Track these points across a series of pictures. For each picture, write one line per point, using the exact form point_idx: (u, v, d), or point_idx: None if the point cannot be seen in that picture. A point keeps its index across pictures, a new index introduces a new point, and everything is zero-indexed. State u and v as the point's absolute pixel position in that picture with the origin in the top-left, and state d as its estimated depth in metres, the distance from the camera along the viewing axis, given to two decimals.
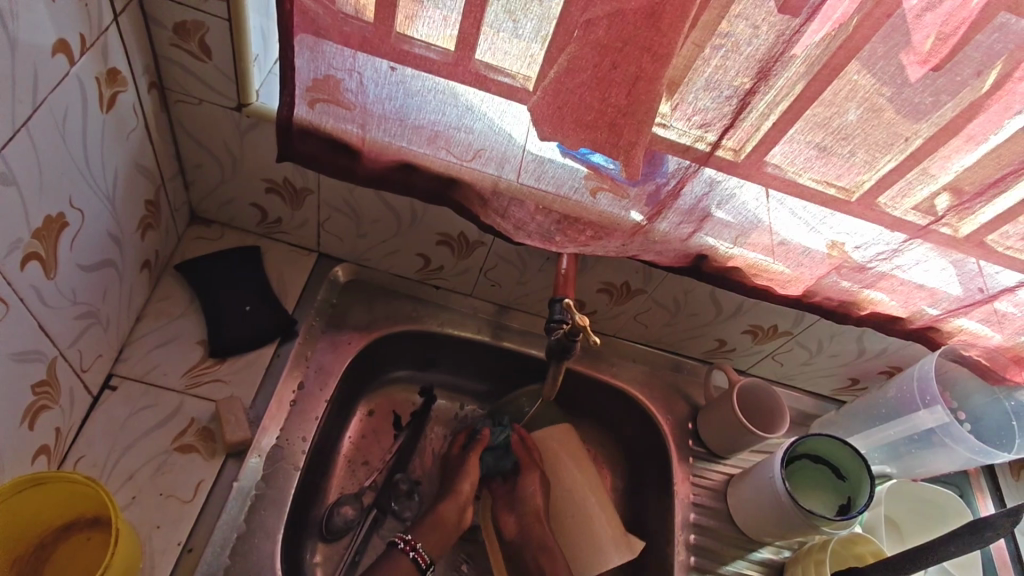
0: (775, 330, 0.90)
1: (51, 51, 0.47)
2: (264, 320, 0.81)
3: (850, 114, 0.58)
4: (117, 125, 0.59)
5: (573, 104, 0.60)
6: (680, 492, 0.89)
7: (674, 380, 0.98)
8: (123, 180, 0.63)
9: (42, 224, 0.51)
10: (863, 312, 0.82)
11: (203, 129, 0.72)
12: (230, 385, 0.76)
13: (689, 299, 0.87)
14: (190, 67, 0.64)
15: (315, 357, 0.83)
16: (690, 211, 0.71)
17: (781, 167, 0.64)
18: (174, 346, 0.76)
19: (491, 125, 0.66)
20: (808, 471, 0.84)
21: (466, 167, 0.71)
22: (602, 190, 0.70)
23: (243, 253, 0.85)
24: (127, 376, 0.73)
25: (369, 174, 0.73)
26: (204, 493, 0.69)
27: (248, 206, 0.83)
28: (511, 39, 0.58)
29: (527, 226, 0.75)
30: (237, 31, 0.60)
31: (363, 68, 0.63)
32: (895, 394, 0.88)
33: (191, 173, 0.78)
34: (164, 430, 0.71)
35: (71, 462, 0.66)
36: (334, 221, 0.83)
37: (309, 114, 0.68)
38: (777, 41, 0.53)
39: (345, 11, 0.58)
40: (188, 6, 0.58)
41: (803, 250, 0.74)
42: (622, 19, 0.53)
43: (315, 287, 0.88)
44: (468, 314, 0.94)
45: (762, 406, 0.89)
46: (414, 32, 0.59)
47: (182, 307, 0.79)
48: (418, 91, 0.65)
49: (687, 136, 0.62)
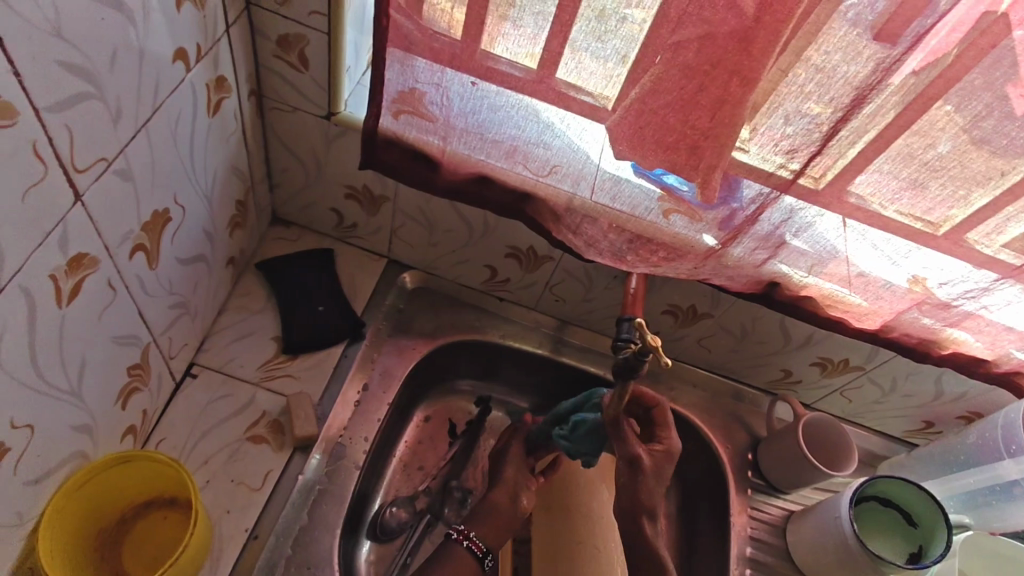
0: (846, 364, 0.87)
1: (172, 58, 0.50)
2: (335, 321, 0.84)
3: (941, 145, 0.57)
4: (219, 128, 0.63)
5: (655, 125, 0.61)
6: (737, 524, 0.86)
7: (735, 409, 0.96)
8: (219, 178, 0.67)
9: (150, 218, 0.54)
10: (944, 351, 0.79)
11: (293, 135, 0.75)
12: (301, 381, 0.79)
13: (757, 327, 0.85)
14: (288, 76, 0.68)
15: (380, 360, 0.85)
16: (766, 237, 0.70)
17: (865, 197, 0.63)
18: (251, 340, 0.80)
19: (569, 143, 0.67)
20: (877, 514, 0.80)
21: (542, 183, 0.72)
22: (674, 212, 0.70)
23: (319, 255, 0.89)
24: (207, 365, 0.76)
25: (447, 185, 0.75)
26: (272, 483, 0.71)
27: (327, 210, 0.86)
28: (595, 59, 0.59)
29: (599, 244, 0.75)
30: (334, 44, 0.63)
31: (449, 83, 0.65)
32: (973, 442, 0.83)
33: (278, 176, 0.82)
34: (239, 420, 0.74)
35: (153, 443, 0.70)
36: (407, 228, 0.86)
37: (393, 124, 0.71)
38: (875, 69, 0.52)
39: (435, 28, 0.61)
40: (292, 19, 0.62)
41: (883, 283, 0.72)
42: (711, 43, 0.53)
43: (384, 292, 0.90)
44: (530, 327, 0.95)
45: (828, 442, 0.86)
46: (499, 50, 0.61)
47: (260, 303, 0.83)
48: (500, 107, 0.66)
49: (769, 161, 0.61)
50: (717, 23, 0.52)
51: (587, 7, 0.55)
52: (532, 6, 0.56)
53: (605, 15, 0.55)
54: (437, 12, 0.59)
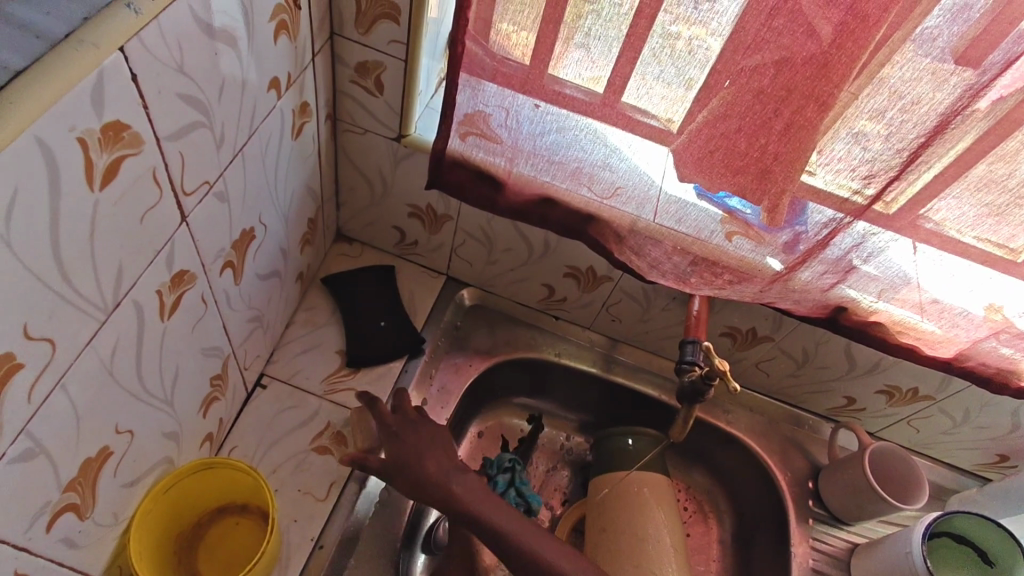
0: (915, 393, 0.84)
1: (267, 87, 0.53)
2: (396, 336, 0.86)
3: (1021, 170, 0.55)
4: (300, 151, 0.66)
5: (725, 150, 0.61)
6: (798, 554, 0.84)
7: (794, 434, 0.94)
8: (297, 198, 0.70)
9: (239, 236, 0.57)
10: (1023, 383, 0.75)
11: (363, 156, 0.78)
12: (363, 395, 0.81)
13: (819, 351, 0.84)
14: (361, 101, 0.71)
15: (438, 376, 0.87)
16: (836, 262, 0.69)
17: (942, 223, 0.61)
18: (316, 353, 0.83)
19: (634, 166, 0.68)
20: (951, 551, 0.77)
21: (605, 205, 0.73)
22: (737, 234, 0.69)
23: (381, 271, 0.91)
24: (276, 376, 0.79)
25: (510, 205, 0.76)
26: (336, 494, 0.73)
27: (390, 227, 0.89)
28: (659, 82, 0.59)
29: (662, 266, 0.75)
30: (411, 70, 0.65)
31: (519, 107, 0.67)
32: None
33: (345, 195, 0.85)
34: (305, 430, 0.76)
35: (226, 450, 0.73)
36: (466, 247, 0.87)
37: (461, 146, 0.73)
38: (963, 95, 0.51)
39: (505, 54, 0.62)
40: (369, 47, 0.64)
41: (959, 311, 0.69)
42: (788, 68, 0.53)
43: (442, 308, 0.92)
44: (584, 346, 0.95)
45: (896, 474, 0.83)
46: (565, 75, 0.62)
47: (324, 317, 0.86)
48: (566, 131, 0.67)
49: (841, 186, 0.61)
50: (796, 49, 0.52)
51: (656, 32, 0.55)
52: (598, 31, 0.57)
53: (673, 39, 0.55)
54: (506, 40, 0.61)
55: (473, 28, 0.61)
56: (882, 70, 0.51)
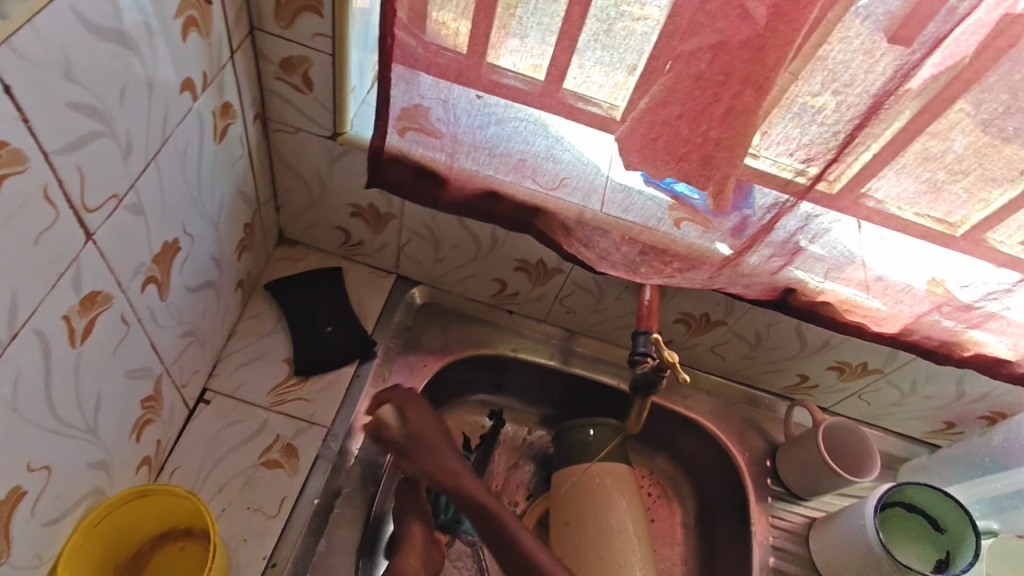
0: (864, 368, 0.86)
1: (180, 89, 0.50)
2: (345, 340, 0.83)
3: (956, 145, 0.56)
4: (227, 154, 0.62)
5: (667, 137, 0.60)
6: (759, 533, 0.85)
7: (751, 415, 0.95)
8: (227, 204, 0.66)
9: (160, 248, 0.54)
10: (965, 353, 0.77)
11: (297, 156, 0.75)
12: (313, 404, 0.78)
13: (772, 333, 0.84)
14: (290, 98, 0.67)
15: (391, 378, 0.85)
16: (782, 244, 0.69)
17: (883, 201, 0.62)
18: (261, 363, 0.79)
19: (578, 155, 0.66)
20: (902, 519, 0.79)
21: (551, 196, 0.71)
22: (684, 221, 0.69)
23: (327, 273, 0.88)
24: (219, 390, 0.76)
25: (454, 200, 0.74)
26: (288, 509, 0.70)
27: (332, 228, 0.86)
28: (601, 68, 0.58)
29: (611, 256, 0.74)
30: (341, 65, 0.62)
31: (456, 99, 0.64)
32: (998, 445, 0.83)
33: (284, 197, 0.81)
34: (251, 445, 0.73)
35: (167, 474, 0.69)
36: (413, 244, 0.85)
37: (400, 142, 0.70)
38: (895, 74, 0.50)
39: (439, 43, 0.60)
40: (295, 42, 0.61)
41: (903, 287, 0.70)
42: (725, 51, 0.52)
43: (393, 309, 0.89)
44: (540, 339, 0.94)
45: (850, 447, 0.85)
46: (503, 63, 0.60)
47: (269, 324, 0.82)
48: (507, 122, 0.65)
49: (785, 168, 0.60)
50: (732, 32, 0.51)
51: (594, 15, 0.53)
52: (535, 17, 0.55)
53: (610, 22, 0.54)
54: (438, 29, 0.58)
55: (405, 17, 0.58)
56: (820, 51, 0.51)
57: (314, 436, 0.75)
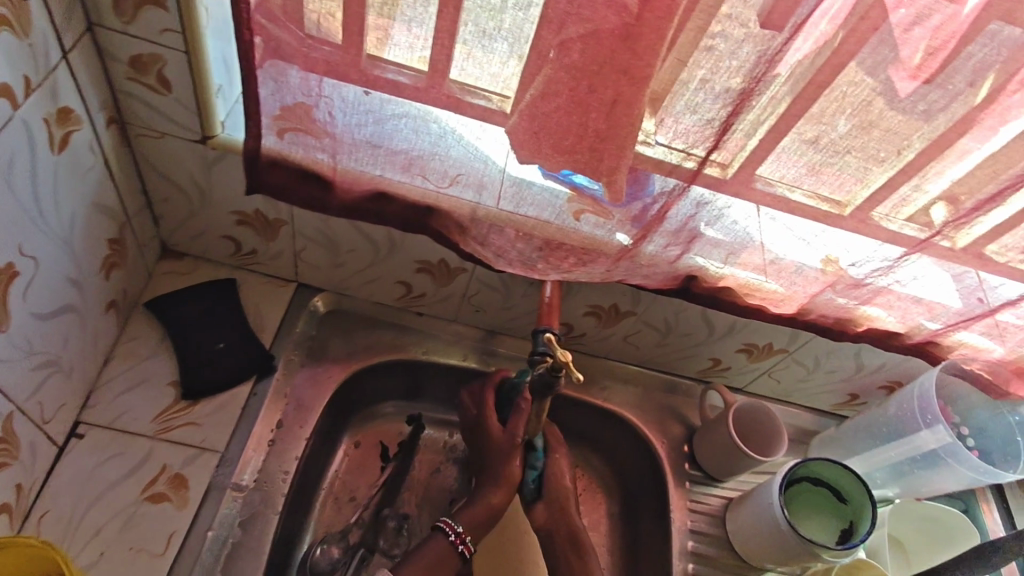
0: (770, 348, 0.88)
1: None
2: (239, 356, 0.78)
3: (841, 126, 0.56)
4: (72, 165, 0.57)
5: (549, 129, 0.58)
6: (677, 520, 0.86)
7: (668, 401, 0.95)
8: (82, 220, 0.61)
9: None
10: (859, 329, 0.80)
11: (167, 163, 0.69)
12: (204, 428, 0.73)
13: (680, 320, 0.85)
14: (149, 101, 0.61)
15: (294, 392, 0.80)
16: (677, 232, 0.69)
17: (771, 181, 0.62)
18: (144, 389, 0.73)
19: (467, 150, 0.64)
20: (809, 494, 0.81)
21: (443, 194, 0.68)
22: (585, 212, 0.67)
23: (218, 286, 0.82)
24: (94, 423, 0.70)
25: (344, 204, 0.70)
26: (176, 547, 0.66)
27: (220, 237, 0.80)
28: (486, 57, 0.55)
29: (508, 254, 0.72)
30: (196, 62, 0.57)
31: (331, 96, 0.60)
32: (894, 412, 0.85)
33: (160, 207, 0.75)
34: (134, 480, 0.68)
35: (34, 521, 0.64)
36: (309, 251, 0.80)
37: (278, 144, 0.65)
38: (759, 61, 0.51)
39: (320, 34, 0.55)
40: (146, 39, 0.56)
41: (795, 268, 0.72)
42: (596, 40, 0.51)
43: (293, 320, 0.85)
44: (453, 340, 0.91)
45: (759, 427, 0.87)
46: (388, 55, 0.56)
47: (151, 347, 0.76)
48: (388, 118, 0.62)
49: (672, 154, 0.60)
50: (599, 20, 0.49)
51: (473, 3, 0.51)
52: (412, 7, 0.52)
53: (496, 11, 0.52)
54: (314, 17, 0.54)
55: (273, 9, 0.54)
56: (706, 38, 0.51)
57: (205, 464, 0.71)
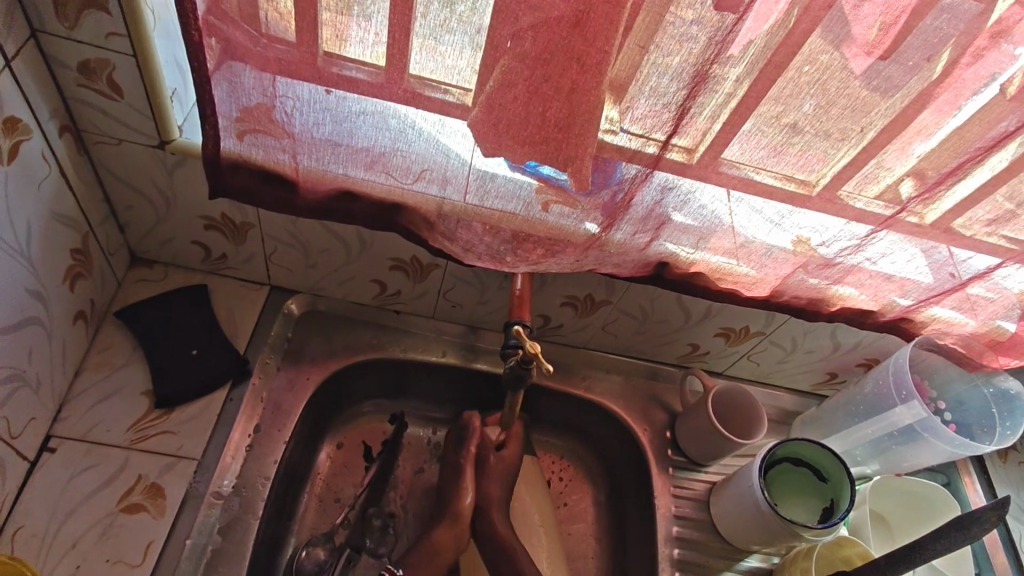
0: (747, 331, 0.88)
1: None
2: (214, 362, 0.77)
3: (806, 105, 0.56)
4: (23, 175, 0.56)
5: (508, 121, 0.57)
6: (662, 506, 0.86)
7: (650, 388, 0.95)
8: (39, 231, 0.60)
9: None
10: (834, 308, 0.80)
11: (128, 170, 0.68)
12: (180, 435, 0.72)
13: (657, 306, 0.85)
14: (104, 108, 0.61)
15: (271, 396, 0.79)
16: (645, 218, 0.69)
17: (737, 163, 0.62)
18: (117, 400, 0.73)
19: (429, 145, 0.63)
20: (790, 474, 0.82)
21: (409, 190, 0.68)
22: (553, 203, 0.67)
23: (190, 293, 0.81)
24: (67, 436, 0.69)
25: (310, 204, 0.70)
26: (155, 555, 0.66)
27: (190, 243, 0.79)
28: (444, 50, 0.54)
29: (476, 248, 0.72)
30: (145, 66, 0.56)
31: (288, 95, 0.60)
32: (872, 389, 0.85)
33: (125, 215, 0.74)
34: (109, 491, 0.67)
35: (8, 535, 0.63)
36: (280, 253, 0.80)
37: (238, 146, 0.64)
38: (710, 43, 0.51)
39: (273, 32, 0.55)
40: (93, 44, 0.55)
41: (765, 250, 0.72)
42: (547, 30, 0.51)
43: (268, 323, 0.84)
44: (432, 337, 0.90)
45: (740, 410, 0.87)
46: (345, 52, 0.56)
47: (123, 356, 0.76)
48: (347, 116, 0.61)
49: (635, 140, 0.60)
50: (547, 9, 0.50)
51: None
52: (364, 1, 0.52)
53: (453, 4, 0.51)
54: (266, 16, 0.54)
55: (225, 9, 0.53)
56: (661, 21, 0.51)
57: (182, 472, 0.70)
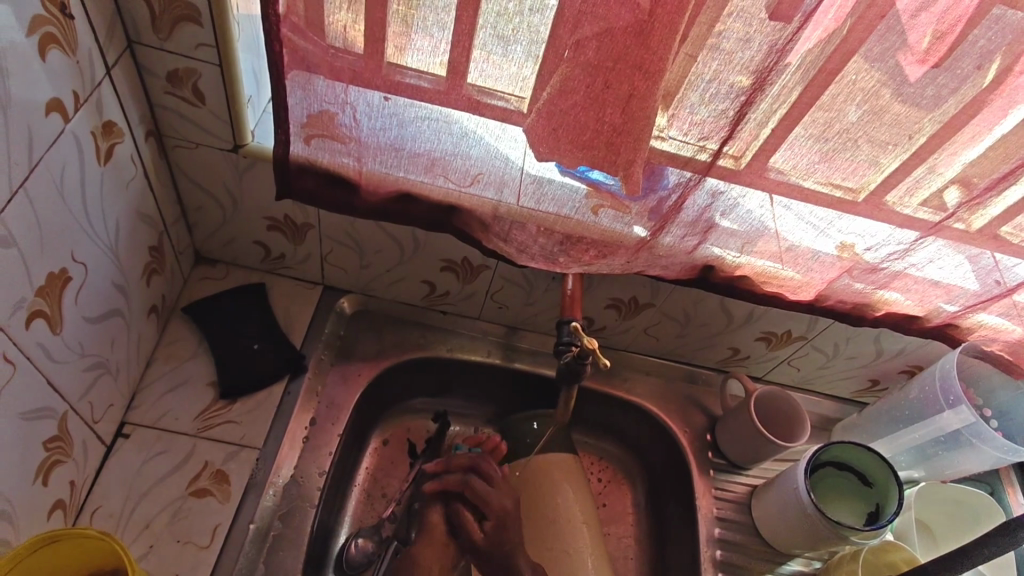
0: (789, 335, 0.89)
1: (46, 110, 0.49)
2: (273, 358, 0.81)
3: (853, 114, 0.58)
4: (115, 175, 0.61)
5: (567, 126, 0.61)
6: (703, 507, 0.87)
7: (690, 391, 0.96)
8: (125, 229, 0.64)
9: (45, 281, 0.53)
10: (878, 313, 0.81)
11: (202, 172, 0.72)
12: (242, 426, 0.76)
13: (699, 309, 0.86)
14: (185, 113, 0.65)
15: (325, 391, 0.82)
16: (694, 222, 0.71)
17: (785, 171, 0.64)
18: (185, 390, 0.76)
19: (488, 150, 0.66)
20: (833, 479, 0.83)
21: (465, 193, 0.71)
22: (604, 207, 0.69)
23: (250, 291, 0.85)
24: (139, 423, 0.73)
25: (369, 206, 0.73)
26: (221, 538, 0.69)
27: (251, 243, 0.82)
28: (503, 61, 0.57)
29: (530, 249, 0.75)
30: (229, 75, 0.61)
31: (356, 102, 0.63)
32: (917, 395, 0.85)
33: (194, 216, 0.78)
34: (179, 476, 0.71)
35: (87, 515, 0.67)
36: (337, 253, 0.83)
37: (305, 150, 0.68)
38: (769, 51, 0.53)
39: (346, 44, 0.58)
40: (181, 54, 0.59)
41: (812, 255, 0.73)
42: (610, 38, 0.53)
43: (322, 321, 0.87)
44: (477, 337, 0.93)
45: (781, 414, 0.88)
46: (409, 61, 0.59)
47: (190, 349, 0.79)
48: (411, 122, 0.64)
49: (686, 147, 0.62)
50: (612, 19, 0.52)
51: (493, 6, 0.53)
52: (433, 13, 0.55)
53: (517, 16, 0.54)
54: (339, 27, 0.57)
55: (300, 21, 0.57)
56: (719, 31, 0.53)
57: (245, 459, 0.74)
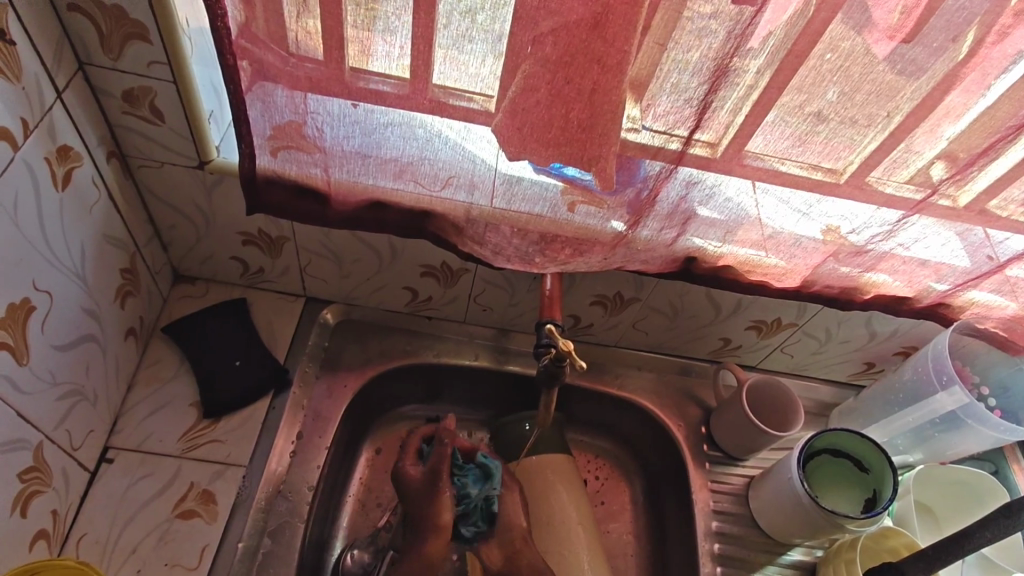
0: (779, 323, 0.87)
1: None
2: (256, 374, 0.80)
3: (828, 94, 0.56)
4: (77, 200, 0.60)
5: (532, 124, 0.59)
6: (700, 501, 0.86)
7: (683, 384, 0.95)
8: (92, 253, 0.64)
9: (5, 313, 0.53)
10: (867, 296, 0.79)
11: (170, 192, 0.71)
12: (227, 444, 0.75)
13: (686, 301, 0.85)
14: (148, 132, 0.64)
15: (311, 404, 0.82)
16: (670, 215, 0.69)
17: (762, 156, 0.62)
18: (167, 412, 0.76)
19: (456, 153, 0.64)
20: (829, 465, 0.82)
21: (437, 198, 0.69)
22: (579, 203, 0.68)
23: (230, 307, 0.84)
24: (123, 447, 0.73)
25: (342, 215, 0.72)
26: (209, 559, 0.69)
27: (229, 259, 0.82)
28: (464, 61, 0.56)
29: (506, 251, 0.74)
30: (185, 91, 0.59)
31: (317, 111, 0.62)
32: (911, 377, 0.84)
33: (168, 234, 0.77)
34: (165, 498, 0.70)
35: (73, 543, 0.67)
36: (315, 264, 0.82)
37: (272, 163, 0.67)
38: (731, 36, 0.52)
39: (302, 52, 0.57)
40: (135, 73, 0.58)
41: (794, 241, 0.72)
42: (568, 33, 0.52)
43: (306, 333, 0.86)
44: (464, 341, 0.92)
45: (775, 403, 0.86)
46: (370, 67, 0.58)
47: (172, 370, 0.79)
48: (375, 128, 0.63)
49: (658, 137, 0.61)
50: (567, 13, 0.51)
51: (448, 6, 0.52)
52: (389, 17, 0.53)
53: (474, 13, 0.53)
54: (295, 35, 0.56)
55: (259, 31, 0.56)
56: (682, 16, 0.51)
57: (231, 478, 0.73)
